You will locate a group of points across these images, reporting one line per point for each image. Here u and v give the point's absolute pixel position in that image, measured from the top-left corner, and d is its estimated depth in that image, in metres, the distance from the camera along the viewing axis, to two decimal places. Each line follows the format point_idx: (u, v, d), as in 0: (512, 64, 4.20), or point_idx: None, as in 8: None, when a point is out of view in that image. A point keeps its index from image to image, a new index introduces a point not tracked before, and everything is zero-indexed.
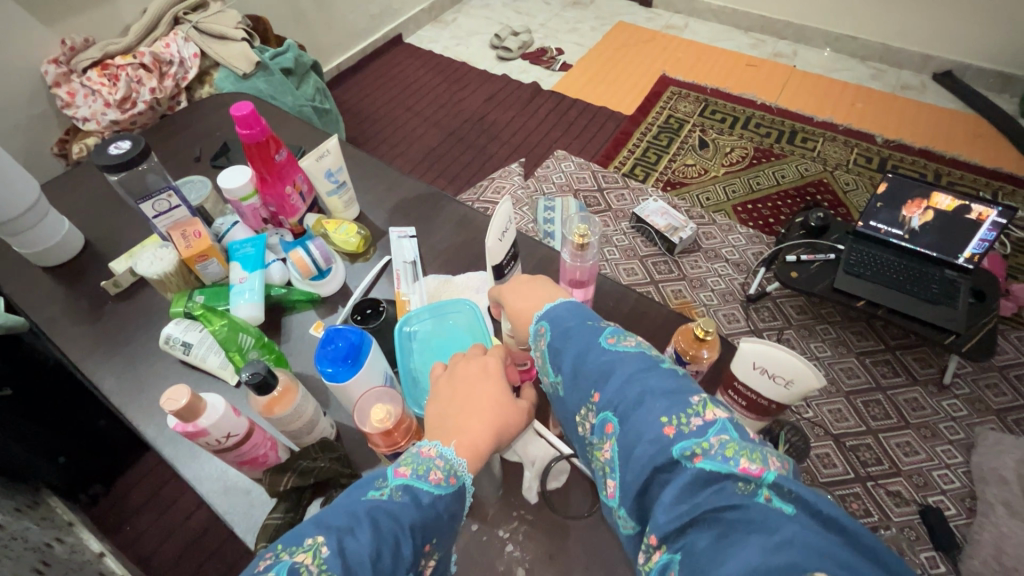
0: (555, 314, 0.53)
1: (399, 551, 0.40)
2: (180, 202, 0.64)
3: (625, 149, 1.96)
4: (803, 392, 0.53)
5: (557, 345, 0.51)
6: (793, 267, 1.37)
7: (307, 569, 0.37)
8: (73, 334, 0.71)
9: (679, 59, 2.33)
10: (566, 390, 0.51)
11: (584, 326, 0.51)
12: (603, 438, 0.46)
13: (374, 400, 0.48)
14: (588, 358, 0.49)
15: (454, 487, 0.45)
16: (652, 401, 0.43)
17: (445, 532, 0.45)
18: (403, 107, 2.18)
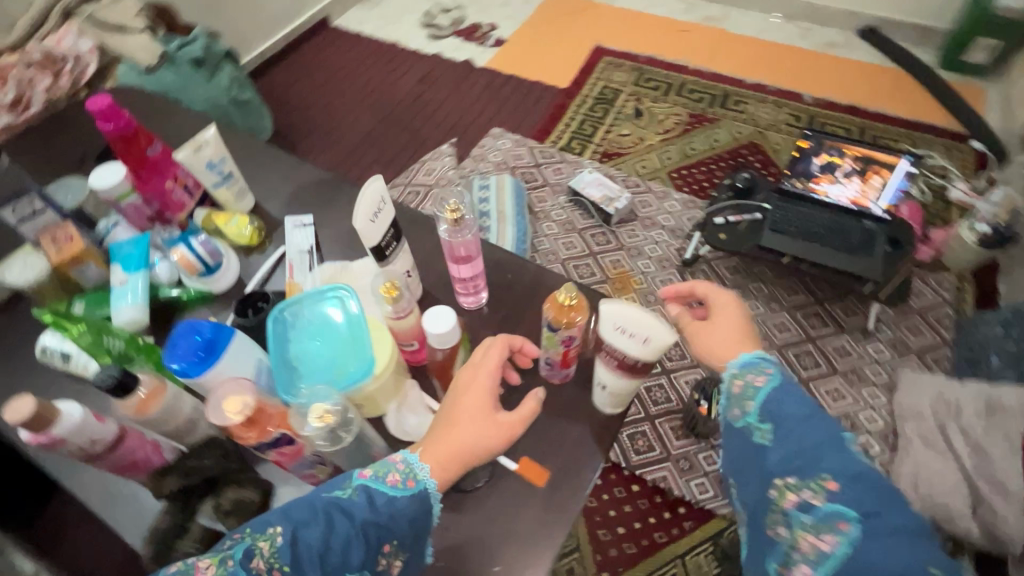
0: (788, 394, 0.60)
1: (350, 547, 0.50)
2: (46, 205, 0.63)
3: (561, 123, 1.95)
4: (660, 346, 0.57)
5: (793, 424, 0.58)
6: (721, 230, 1.40)
7: (263, 550, 0.49)
8: None
9: (612, 28, 2.32)
10: (780, 453, 0.57)
11: (822, 425, 0.58)
12: (818, 526, 0.53)
13: (218, 388, 0.49)
14: (833, 454, 0.55)
15: (413, 489, 0.55)
16: (903, 535, 0.49)
17: (406, 533, 0.54)
18: (334, 92, 2.11)
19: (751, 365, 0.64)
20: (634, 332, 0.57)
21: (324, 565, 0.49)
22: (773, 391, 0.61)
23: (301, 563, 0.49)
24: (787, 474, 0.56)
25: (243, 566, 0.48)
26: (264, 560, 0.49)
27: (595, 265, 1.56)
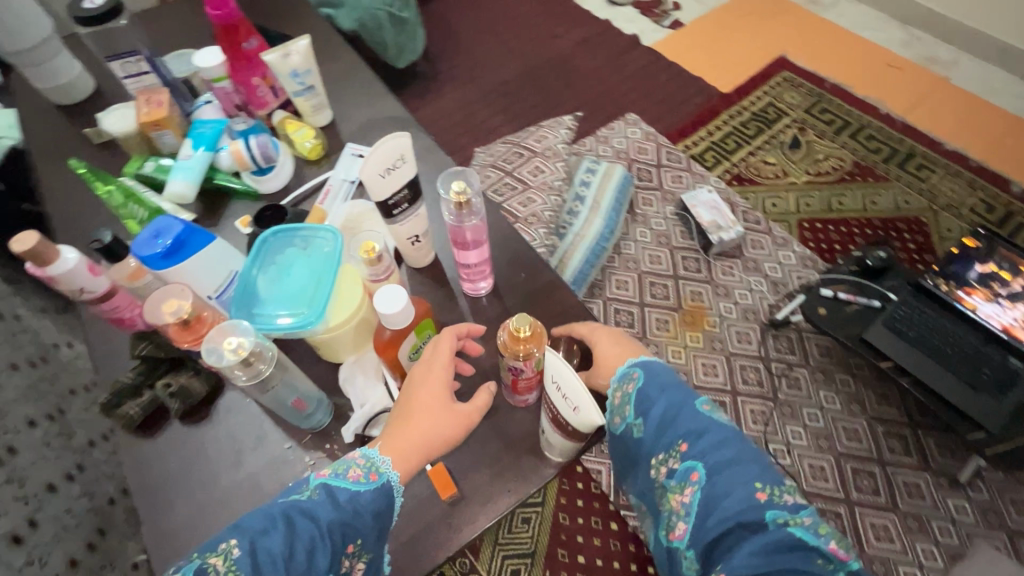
0: (654, 375, 0.57)
1: (314, 552, 0.42)
2: (151, 69, 0.70)
3: (703, 129, 1.78)
4: (589, 423, 0.47)
5: (655, 405, 0.55)
6: (824, 303, 1.21)
7: (216, 568, 0.40)
8: (50, 164, 0.76)
9: (808, 42, 2.04)
10: (646, 432, 0.56)
11: (676, 388, 0.57)
12: (681, 484, 0.52)
13: (163, 288, 0.45)
14: (687, 416, 0.54)
15: (377, 482, 0.47)
16: (744, 467, 0.51)
17: (372, 533, 0.46)
18: (492, 33, 2.10)
19: (627, 373, 0.58)
20: (567, 393, 0.48)
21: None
22: (643, 378, 0.57)
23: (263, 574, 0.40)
24: (655, 450, 0.55)
25: None
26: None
27: (673, 289, 1.43)
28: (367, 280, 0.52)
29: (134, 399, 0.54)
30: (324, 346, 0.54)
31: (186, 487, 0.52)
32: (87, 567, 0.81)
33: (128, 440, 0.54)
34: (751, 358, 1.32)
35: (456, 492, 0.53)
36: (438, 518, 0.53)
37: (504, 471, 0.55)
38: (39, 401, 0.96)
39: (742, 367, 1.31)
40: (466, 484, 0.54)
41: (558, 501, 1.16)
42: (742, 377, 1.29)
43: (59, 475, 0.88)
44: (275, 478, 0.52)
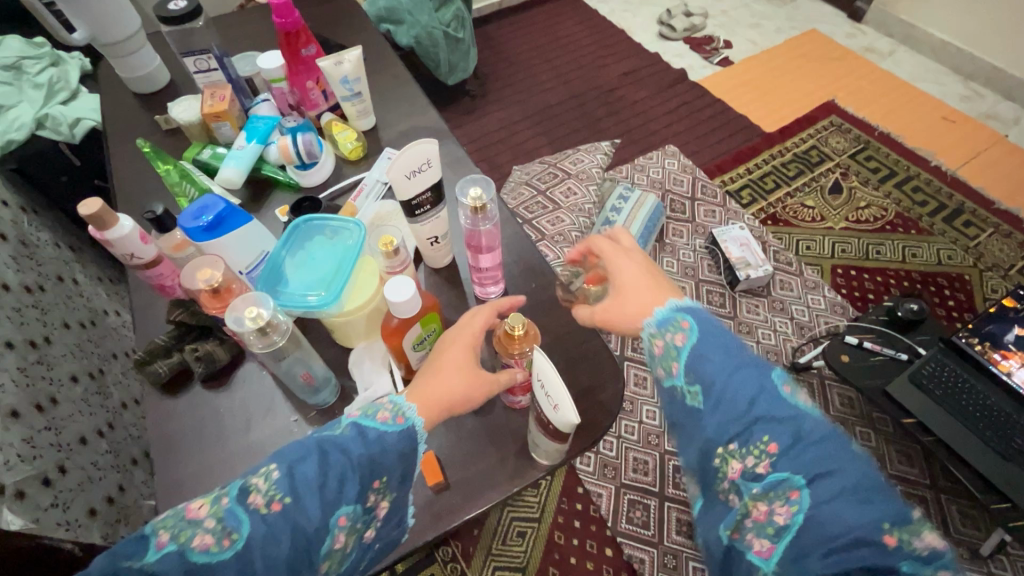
0: (719, 344, 0.47)
1: (344, 483, 0.42)
2: (219, 66, 0.77)
3: (743, 166, 1.78)
4: (566, 421, 0.48)
5: (727, 381, 0.45)
6: (848, 350, 1.17)
7: (258, 489, 0.40)
8: (123, 144, 0.84)
9: (860, 89, 2.02)
10: (717, 417, 0.44)
11: (750, 364, 0.45)
12: (767, 494, 0.40)
13: (204, 258, 0.49)
14: (773, 405, 0.42)
15: (402, 425, 0.47)
16: (862, 493, 0.38)
17: (397, 472, 0.46)
18: (542, 57, 2.17)
19: (669, 318, 0.50)
20: (550, 391, 0.50)
21: (322, 503, 0.40)
22: (706, 345, 0.47)
23: (301, 498, 0.40)
24: (726, 442, 0.43)
25: (240, 504, 0.40)
26: (263, 496, 0.40)
27: None
28: (384, 271, 0.56)
29: (164, 359, 0.58)
30: (338, 329, 0.57)
31: (201, 444, 0.56)
32: (105, 518, 0.87)
33: (155, 397, 0.59)
34: None
35: (442, 482, 0.55)
36: (424, 504, 0.55)
37: (493, 468, 0.57)
38: (84, 361, 1.04)
39: None
40: (457, 475, 0.56)
41: (555, 518, 1.16)
42: None
43: (91, 430, 0.95)
44: (278, 446, 0.56)
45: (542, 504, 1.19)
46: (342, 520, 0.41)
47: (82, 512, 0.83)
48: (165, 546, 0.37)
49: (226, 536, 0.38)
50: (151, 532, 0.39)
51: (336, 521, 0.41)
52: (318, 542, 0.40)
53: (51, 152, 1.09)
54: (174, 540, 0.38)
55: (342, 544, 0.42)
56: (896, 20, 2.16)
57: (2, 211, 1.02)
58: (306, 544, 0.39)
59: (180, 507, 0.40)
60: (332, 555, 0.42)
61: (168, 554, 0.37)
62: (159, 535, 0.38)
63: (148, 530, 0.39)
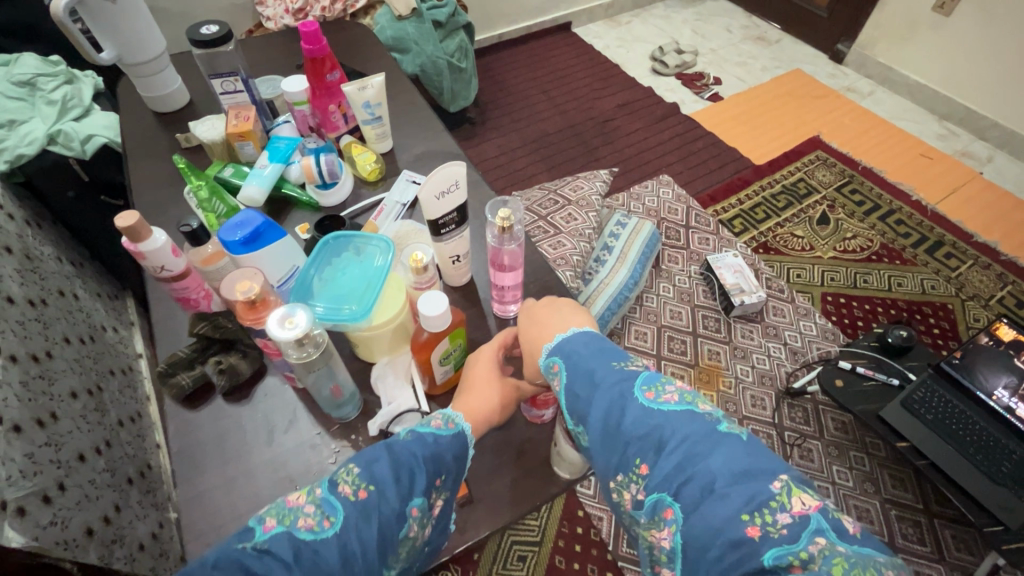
0: (582, 370, 0.50)
1: (415, 475, 0.44)
2: (244, 88, 0.78)
3: (734, 196, 1.85)
4: None
5: (595, 413, 0.47)
6: (841, 375, 1.20)
7: (344, 481, 0.41)
8: (143, 162, 0.86)
9: (843, 126, 2.12)
10: (600, 452, 0.47)
11: (613, 384, 0.48)
12: (654, 521, 0.42)
13: (242, 270, 0.49)
14: (634, 427, 0.44)
15: (453, 430, 0.49)
16: (719, 492, 0.39)
17: (452, 472, 0.48)
18: (539, 88, 2.24)
19: (548, 365, 0.53)
20: None
21: (400, 492, 0.42)
22: (578, 375, 0.50)
23: (384, 487, 0.42)
24: (610, 474, 0.45)
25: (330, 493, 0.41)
26: (350, 485, 0.41)
27: (691, 345, 1.45)
28: (411, 288, 0.57)
29: (187, 371, 0.59)
30: (362, 343, 0.59)
31: (222, 454, 0.56)
32: (101, 539, 0.85)
33: (175, 409, 0.59)
34: (764, 424, 1.31)
35: (467, 493, 0.56)
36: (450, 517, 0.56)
37: (517, 481, 0.58)
38: (84, 376, 1.03)
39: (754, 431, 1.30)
40: (480, 489, 0.57)
41: (556, 542, 1.15)
42: None
43: (90, 447, 0.93)
44: (301, 459, 0.56)
45: (543, 528, 1.18)
46: (416, 510, 0.43)
47: (81, 531, 0.81)
48: (274, 529, 0.38)
49: (325, 518, 0.39)
50: (252, 524, 0.39)
51: (410, 511, 0.43)
52: (397, 528, 0.42)
53: (60, 166, 1.09)
54: (280, 524, 0.39)
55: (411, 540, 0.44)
56: (875, 63, 2.28)
57: (7, 224, 1.01)
58: (390, 530, 0.41)
59: (276, 500, 0.41)
60: (404, 547, 0.43)
61: (276, 536, 0.37)
62: (266, 520, 0.39)
63: (252, 521, 0.39)
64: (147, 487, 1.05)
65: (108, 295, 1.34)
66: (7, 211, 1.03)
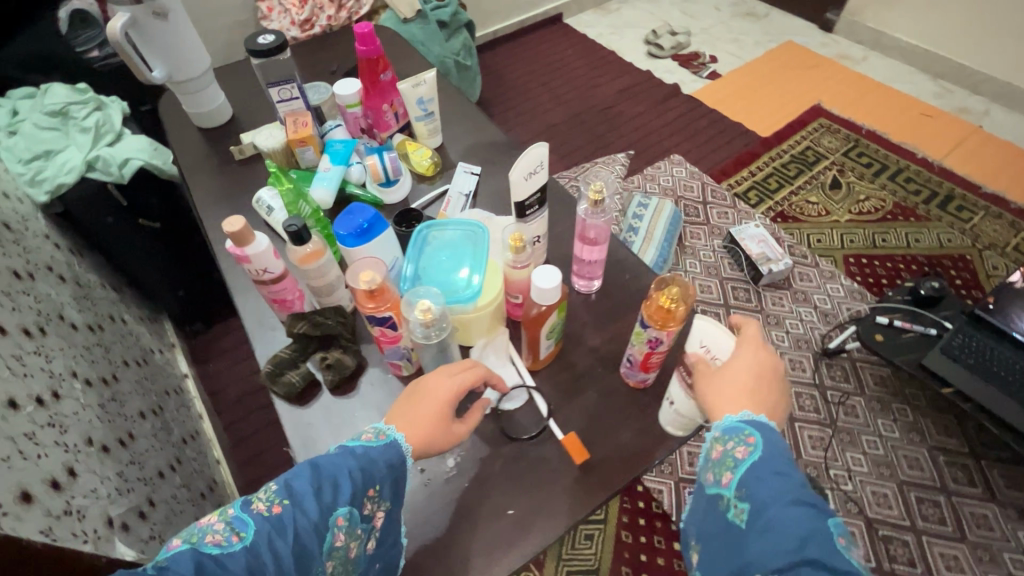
0: (773, 460, 0.48)
1: (338, 487, 0.46)
2: (300, 95, 0.80)
3: (745, 169, 1.88)
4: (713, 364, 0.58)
5: (774, 506, 0.45)
6: (880, 330, 1.24)
7: (259, 500, 0.45)
8: (202, 178, 0.87)
9: (841, 92, 2.15)
10: (760, 542, 0.44)
11: (809, 499, 0.45)
12: None
13: (360, 263, 0.52)
14: (826, 554, 0.41)
15: (385, 441, 0.51)
16: None
17: (388, 482, 0.50)
18: (540, 81, 2.26)
19: (737, 429, 0.50)
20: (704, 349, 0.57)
21: (320, 504, 0.45)
22: (764, 463, 0.48)
23: (300, 502, 0.45)
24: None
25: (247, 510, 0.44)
26: (265, 503, 0.44)
27: (725, 316, 1.48)
28: (509, 269, 0.58)
29: (294, 369, 0.61)
30: (462, 327, 0.59)
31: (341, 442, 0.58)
32: None
33: (286, 408, 0.60)
34: (806, 386, 1.34)
35: (589, 458, 0.59)
36: (572, 483, 0.58)
37: (628, 445, 0.60)
38: (146, 398, 1.04)
39: (797, 394, 1.33)
40: (593, 455, 0.59)
41: (620, 518, 1.17)
42: (798, 404, 1.31)
43: (166, 464, 0.95)
44: None
45: (604, 506, 1.20)
46: (342, 517, 0.46)
47: None
48: (178, 547, 0.41)
49: (234, 534, 0.42)
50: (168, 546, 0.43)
51: (336, 518, 0.46)
52: (319, 539, 0.44)
53: (99, 193, 1.10)
54: (186, 542, 0.42)
55: (352, 546, 0.47)
56: (865, 28, 2.32)
57: (56, 254, 1.02)
58: (310, 541, 0.44)
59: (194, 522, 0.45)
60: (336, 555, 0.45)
61: (181, 552, 0.41)
62: (174, 539, 0.43)
63: (165, 542, 0.43)
64: (217, 502, 1.07)
65: (148, 319, 1.35)
66: (52, 241, 1.04)
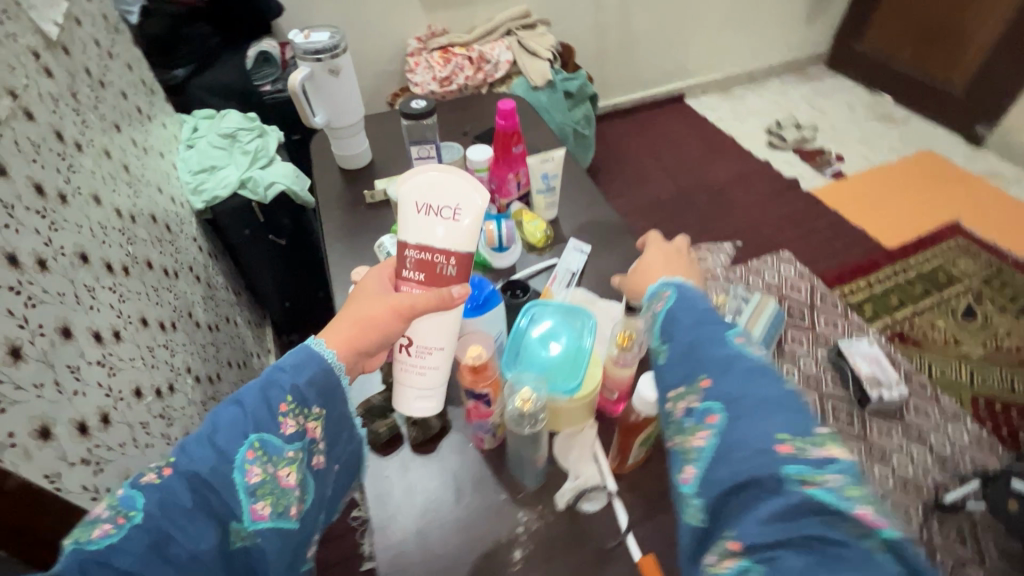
0: (688, 301, 0.48)
1: (236, 423, 0.42)
2: (435, 155, 0.87)
3: (863, 279, 1.75)
4: (470, 221, 0.51)
5: (675, 323, 0.47)
6: (1015, 497, 1.08)
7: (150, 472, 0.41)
8: (336, 214, 0.95)
9: (985, 212, 1.97)
10: (667, 363, 0.46)
11: (707, 313, 0.47)
12: (694, 428, 0.41)
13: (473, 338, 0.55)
14: (710, 346, 0.44)
15: (304, 353, 0.47)
16: (773, 418, 0.38)
17: (310, 390, 0.46)
18: (653, 156, 2.28)
19: (656, 292, 0.51)
20: (439, 209, 0.51)
21: (217, 449, 0.41)
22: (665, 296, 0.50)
23: (192, 456, 0.41)
24: (675, 384, 0.44)
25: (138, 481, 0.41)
26: (154, 472, 0.41)
27: None
28: (609, 364, 0.58)
29: (381, 419, 0.63)
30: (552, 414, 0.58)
31: (415, 502, 0.58)
32: None
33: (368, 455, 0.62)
34: None
35: None
36: None
37: None
38: None
39: None
40: None
41: None
42: None
43: None
44: (493, 524, 0.56)
45: None
46: (251, 454, 0.42)
47: None
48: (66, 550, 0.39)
49: (120, 518, 0.39)
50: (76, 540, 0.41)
51: (244, 455, 0.42)
52: (230, 485, 0.41)
53: (244, 207, 1.22)
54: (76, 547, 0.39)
55: (287, 471, 0.43)
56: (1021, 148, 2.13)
57: (198, 256, 1.15)
58: (214, 486, 0.40)
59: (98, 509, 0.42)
60: (263, 489, 0.42)
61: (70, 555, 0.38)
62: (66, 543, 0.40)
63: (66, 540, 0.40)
64: None
65: (254, 323, 1.46)
66: (197, 244, 1.17)
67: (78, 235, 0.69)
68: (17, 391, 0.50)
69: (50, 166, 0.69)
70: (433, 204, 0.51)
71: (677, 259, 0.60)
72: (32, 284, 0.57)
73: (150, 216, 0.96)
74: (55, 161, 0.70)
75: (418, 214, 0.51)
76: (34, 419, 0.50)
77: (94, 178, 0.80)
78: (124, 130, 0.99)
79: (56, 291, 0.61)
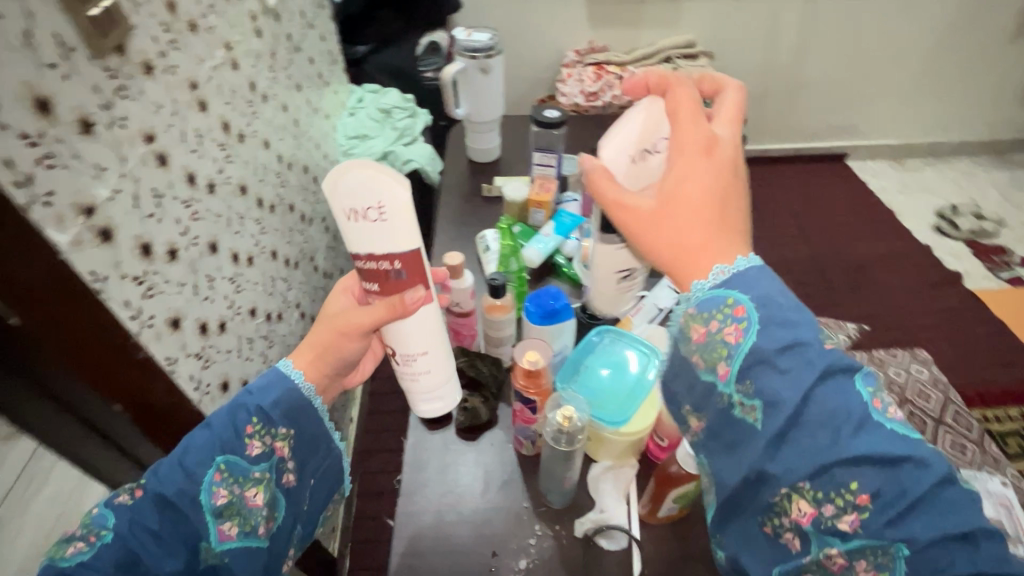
0: (774, 331, 0.43)
1: (206, 446, 0.50)
2: (555, 164, 0.90)
3: (1015, 407, 1.48)
4: (400, 209, 0.51)
5: (790, 395, 0.41)
6: None
7: (126, 492, 0.49)
8: (454, 199, 1.02)
9: None
10: (787, 455, 0.41)
11: (839, 387, 0.41)
12: (855, 545, 0.40)
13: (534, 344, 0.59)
14: (863, 449, 0.39)
15: (276, 377, 0.57)
16: (953, 532, 0.38)
17: (278, 415, 0.56)
18: (793, 211, 2.11)
19: (719, 303, 0.46)
20: (366, 208, 0.50)
21: (188, 470, 0.49)
22: (754, 342, 0.43)
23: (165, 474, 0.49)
24: (797, 481, 0.40)
25: (114, 501, 0.48)
26: (129, 493, 0.49)
27: None
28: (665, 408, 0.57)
29: None
30: (595, 441, 0.59)
31: (442, 483, 0.61)
32: None
33: (417, 424, 0.66)
34: None
35: None
36: None
37: None
38: None
39: None
40: None
41: None
42: None
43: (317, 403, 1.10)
44: (507, 528, 0.58)
45: None
46: (218, 475, 0.50)
47: None
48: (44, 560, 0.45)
49: (94, 534, 0.46)
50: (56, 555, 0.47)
51: (212, 476, 0.50)
52: (197, 501, 0.48)
53: None
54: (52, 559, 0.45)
55: (252, 490, 0.52)
56: None
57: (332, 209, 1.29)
58: (181, 505, 0.48)
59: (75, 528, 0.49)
60: (230, 509, 0.50)
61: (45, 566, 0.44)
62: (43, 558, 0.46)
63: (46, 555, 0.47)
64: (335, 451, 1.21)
65: None
66: None
67: (244, 170, 0.82)
68: (165, 284, 0.60)
69: (239, 110, 0.82)
70: (359, 208, 0.51)
71: (712, 173, 0.50)
72: (200, 202, 0.69)
73: (303, 167, 1.10)
74: (244, 107, 0.84)
75: (349, 222, 0.51)
76: (171, 310, 0.61)
77: (269, 126, 0.94)
78: (303, 91, 1.14)
79: (215, 213, 0.73)
